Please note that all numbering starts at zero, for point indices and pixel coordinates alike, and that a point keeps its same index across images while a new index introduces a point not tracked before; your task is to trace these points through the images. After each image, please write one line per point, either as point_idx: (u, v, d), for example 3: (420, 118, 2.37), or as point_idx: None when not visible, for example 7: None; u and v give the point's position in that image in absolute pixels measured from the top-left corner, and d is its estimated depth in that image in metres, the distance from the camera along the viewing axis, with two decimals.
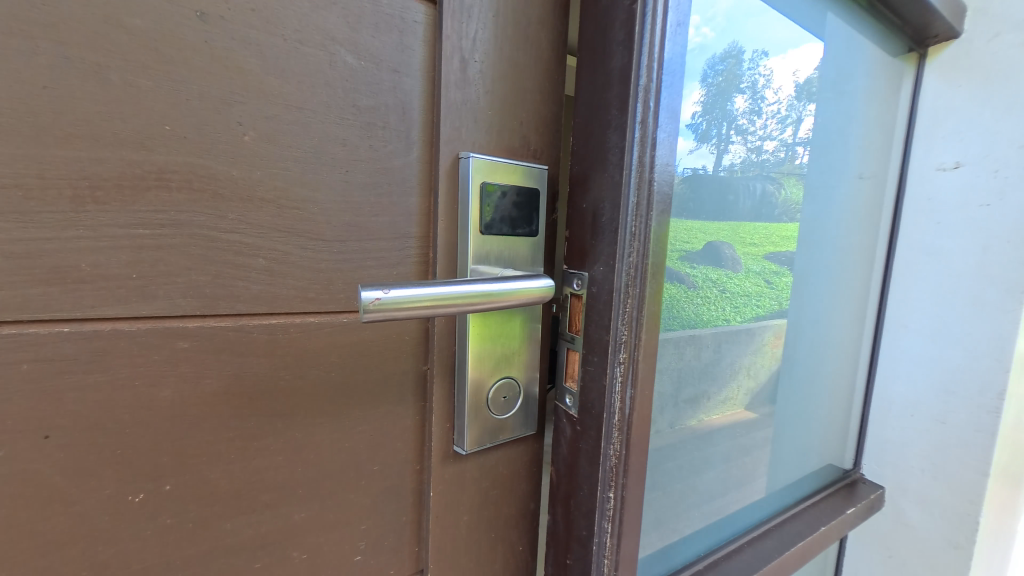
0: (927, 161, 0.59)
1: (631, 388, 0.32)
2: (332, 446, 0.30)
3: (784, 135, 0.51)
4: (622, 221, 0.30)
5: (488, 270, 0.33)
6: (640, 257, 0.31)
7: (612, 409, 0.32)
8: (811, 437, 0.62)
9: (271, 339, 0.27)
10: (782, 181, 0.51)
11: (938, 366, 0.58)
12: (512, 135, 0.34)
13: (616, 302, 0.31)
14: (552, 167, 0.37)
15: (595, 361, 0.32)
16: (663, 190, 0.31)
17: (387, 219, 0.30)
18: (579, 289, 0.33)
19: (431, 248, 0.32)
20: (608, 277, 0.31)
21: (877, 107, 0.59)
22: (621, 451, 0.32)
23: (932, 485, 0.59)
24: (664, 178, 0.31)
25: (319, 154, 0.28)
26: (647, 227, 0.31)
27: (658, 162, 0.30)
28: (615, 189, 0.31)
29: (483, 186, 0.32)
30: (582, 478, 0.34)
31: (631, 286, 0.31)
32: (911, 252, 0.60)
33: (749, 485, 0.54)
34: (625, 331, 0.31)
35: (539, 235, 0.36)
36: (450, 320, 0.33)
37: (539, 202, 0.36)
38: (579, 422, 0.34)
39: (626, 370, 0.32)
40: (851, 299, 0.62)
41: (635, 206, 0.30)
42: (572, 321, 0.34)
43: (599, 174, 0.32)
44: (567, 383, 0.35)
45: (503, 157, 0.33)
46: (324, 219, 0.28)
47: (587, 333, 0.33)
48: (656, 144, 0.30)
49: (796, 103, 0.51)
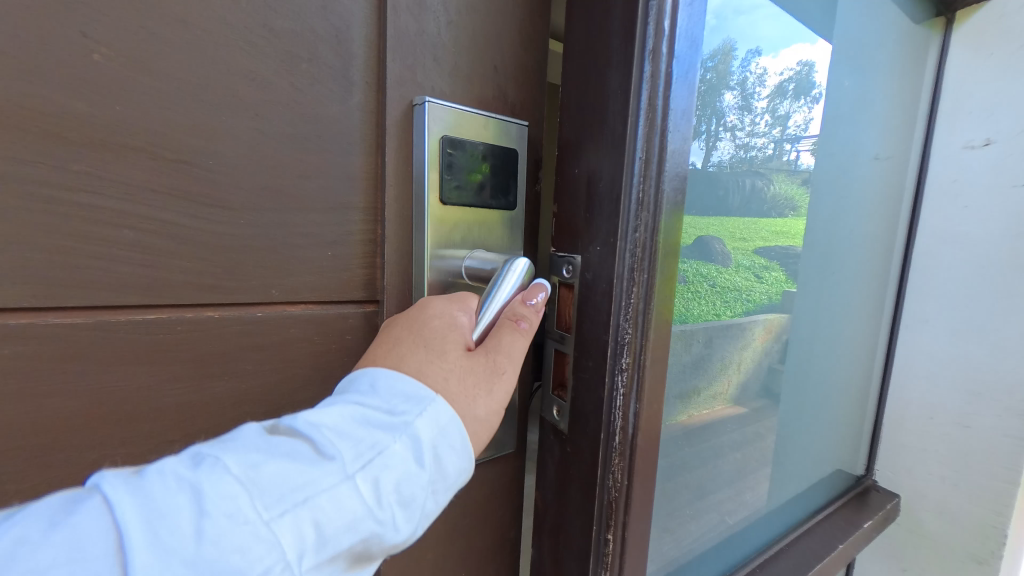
0: (952, 140, 0.54)
1: (635, 402, 0.25)
2: None
3: (773, 136, 0.43)
4: (625, 186, 0.24)
5: (451, 254, 0.27)
6: (649, 235, 0.24)
7: (611, 428, 0.25)
8: (823, 442, 0.57)
9: (151, 342, 0.21)
10: (771, 178, 0.44)
11: (961, 365, 0.53)
12: (483, 83, 0.27)
13: (617, 293, 0.24)
14: (534, 127, 0.30)
15: (589, 368, 0.26)
16: (677, 147, 0.24)
17: (318, 183, 0.23)
18: (569, 277, 0.27)
19: (379, 224, 0.25)
20: (607, 260, 0.24)
21: (900, 80, 0.53)
22: (622, 481, 0.26)
23: (952, 495, 0.54)
24: (677, 136, 0.24)
25: (218, 88, 0.20)
26: (658, 200, 0.24)
27: (672, 108, 0.24)
28: (616, 146, 0.24)
29: (444, 142, 0.25)
30: (573, 513, 0.27)
31: (637, 271, 0.24)
32: (932, 240, 0.55)
33: (757, 499, 0.49)
34: (629, 331, 0.25)
35: (517, 210, 0.29)
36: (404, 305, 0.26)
37: (519, 168, 0.29)
38: (570, 441, 0.27)
39: (631, 378, 0.25)
40: (868, 292, 0.56)
41: (643, 166, 0.23)
42: (561, 316, 0.28)
43: (595, 129, 0.25)
44: (555, 393, 0.28)
45: (472, 107, 0.27)
46: (228, 178, 0.21)
47: (580, 330, 0.26)
48: (669, 87, 0.23)
49: (787, 103, 0.44)
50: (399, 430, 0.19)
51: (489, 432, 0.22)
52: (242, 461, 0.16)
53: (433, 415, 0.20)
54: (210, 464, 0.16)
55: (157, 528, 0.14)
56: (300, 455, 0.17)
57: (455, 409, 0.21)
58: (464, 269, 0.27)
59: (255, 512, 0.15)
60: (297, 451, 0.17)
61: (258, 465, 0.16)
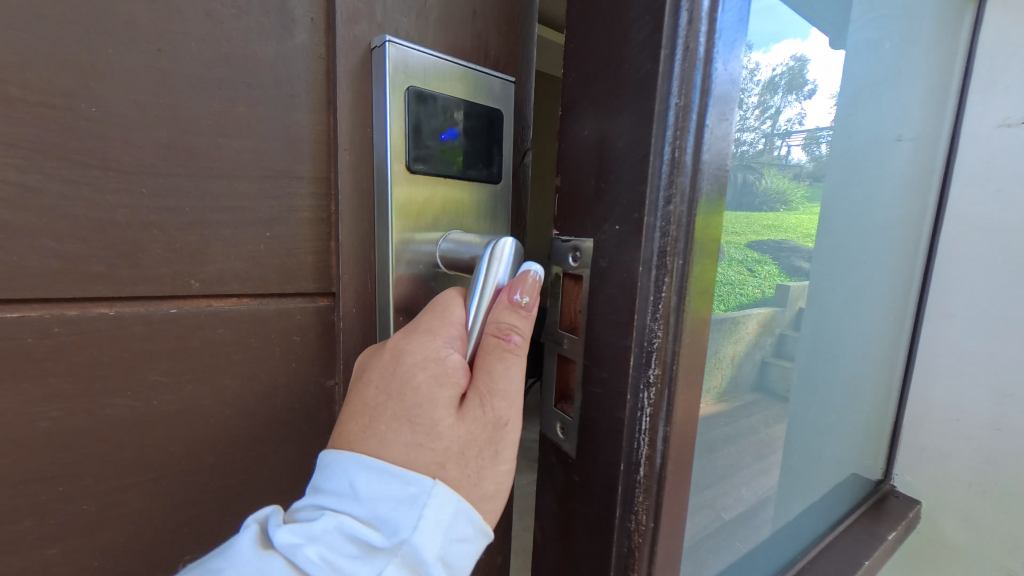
0: (983, 119, 0.50)
1: (665, 426, 0.20)
2: (169, 498, 0.21)
3: (762, 132, 0.30)
4: (654, 146, 0.18)
5: (423, 238, 0.23)
6: (687, 206, 0.19)
7: (633, 455, 0.20)
8: (847, 450, 0.52)
9: (33, 343, 0.18)
10: (761, 172, 0.30)
11: (992, 364, 0.49)
12: (462, 29, 0.23)
13: (643, 285, 0.19)
14: (521, 84, 0.25)
15: (605, 380, 0.21)
16: (722, 92, 0.19)
17: (249, 144, 0.20)
18: (577, 265, 0.22)
19: (332, 198, 0.22)
20: (629, 243, 0.19)
21: (937, 48, 0.47)
22: (647, 524, 0.21)
23: (978, 501, 0.51)
24: (727, 101, 0.20)
25: (118, 27, 0.17)
26: (701, 169, 0.19)
27: (717, 44, 0.19)
28: (645, 93, 0.18)
29: (410, 96, 0.21)
30: (585, 554, 0.23)
31: (671, 255, 0.19)
32: (960, 229, 0.51)
33: (765, 519, 0.40)
34: (658, 334, 0.20)
35: (501, 183, 0.25)
36: (364, 297, 0.23)
37: (502, 133, 0.24)
38: (579, 466, 0.23)
39: (660, 394, 0.20)
40: (893, 288, 0.51)
41: (679, 122, 0.18)
42: (565, 311, 0.23)
43: (616, 75, 0.20)
44: (559, 406, 0.24)
45: (448, 56, 0.22)
46: (131, 136, 0.18)
47: (590, 332, 0.22)
48: (715, 21, 0.18)
49: (779, 100, 0.30)
50: (390, 533, 0.18)
51: (501, 500, 0.21)
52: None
53: (432, 514, 0.18)
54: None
55: None
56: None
57: (459, 495, 0.19)
58: (440, 255, 0.23)
59: None
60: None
61: None
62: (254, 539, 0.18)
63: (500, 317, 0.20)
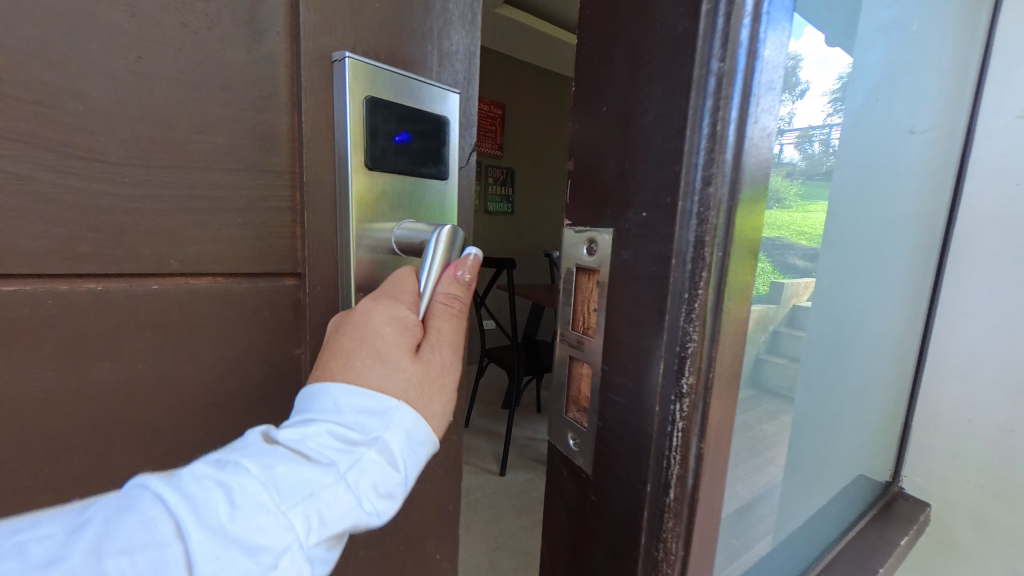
0: (999, 108, 0.48)
1: (698, 427, 0.23)
2: (151, 459, 0.23)
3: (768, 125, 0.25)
4: (685, 180, 0.22)
5: (380, 227, 0.26)
6: (720, 231, 0.22)
7: (662, 446, 0.24)
8: (858, 453, 0.51)
9: (29, 317, 0.20)
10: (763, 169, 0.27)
11: (1007, 363, 0.49)
12: (412, 46, 0.27)
13: (674, 302, 0.23)
14: (467, 94, 0.30)
15: (629, 381, 0.25)
16: (757, 134, 0.22)
17: (219, 140, 0.22)
18: (594, 267, 0.27)
19: (298, 189, 0.25)
20: (664, 262, 0.23)
21: (959, 31, 0.45)
22: (680, 509, 0.24)
23: (988, 501, 0.51)
24: (765, 110, 0.23)
25: (104, 37, 0.19)
26: (741, 176, 0.22)
27: (751, 93, 0.22)
28: (674, 139, 0.22)
29: (366, 102, 0.24)
30: (608, 521, 0.27)
31: (703, 273, 0.22)
32: (973, 224, 0.50)
33: (767, 529, 0.38)
34: (693, 339, 0.23)
35: (449, 182, 0.29)
36: (329, 277, 0.26)
37: (446, 138, 0.29)
38: (604, 447, 0.27)
39: (693, 404, 0.23)
40: (907, 286, 0.49)
41: (713, 135, 0.21)
42: (582, 317, 0.29)
43: (646, 122, 0.24)
44: (578, 397, 0.30)
45: (396, 68, 0.26)
46: (110, 130, 0.20)
47: (607, 334, 0.27)
48: (750, 75, 0.21)
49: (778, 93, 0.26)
50: (373, 443, 0.20)
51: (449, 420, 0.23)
52: (207, 525, 0.16)
53: (398, 421, 0.21)
54: (184, 533, 0.16)
55: (208, 511, 0.16)
56: (299, 465, 0.18)
57: (417, 414, 0.22)
58: (396, 241, 0.27)
59: (274, 508, 0.17)
60: (293, 463, 0.18)
61: (274, 467, 0.18)
62: (260, 437, 0.19)
63: (448, 288, 0.24)
